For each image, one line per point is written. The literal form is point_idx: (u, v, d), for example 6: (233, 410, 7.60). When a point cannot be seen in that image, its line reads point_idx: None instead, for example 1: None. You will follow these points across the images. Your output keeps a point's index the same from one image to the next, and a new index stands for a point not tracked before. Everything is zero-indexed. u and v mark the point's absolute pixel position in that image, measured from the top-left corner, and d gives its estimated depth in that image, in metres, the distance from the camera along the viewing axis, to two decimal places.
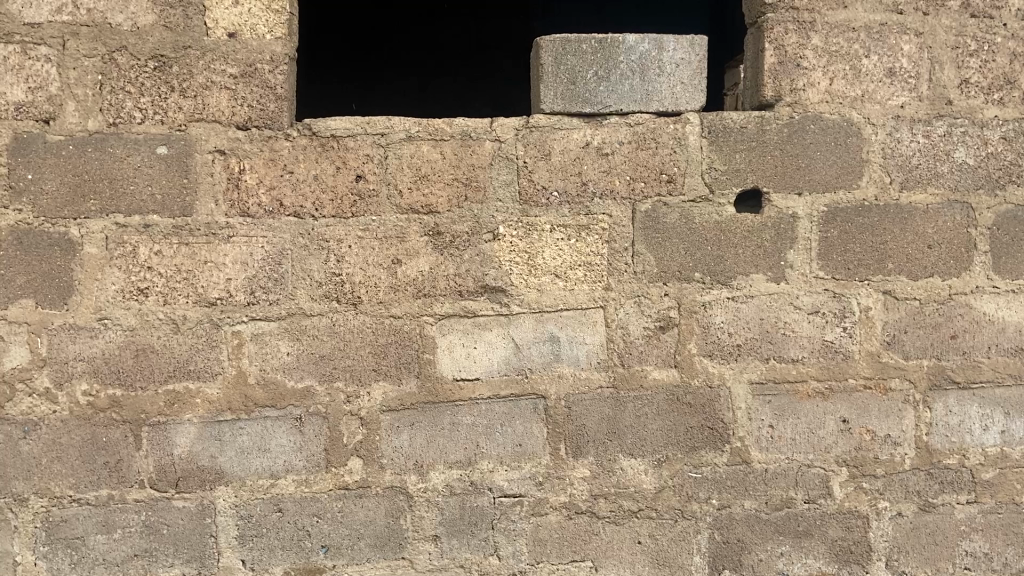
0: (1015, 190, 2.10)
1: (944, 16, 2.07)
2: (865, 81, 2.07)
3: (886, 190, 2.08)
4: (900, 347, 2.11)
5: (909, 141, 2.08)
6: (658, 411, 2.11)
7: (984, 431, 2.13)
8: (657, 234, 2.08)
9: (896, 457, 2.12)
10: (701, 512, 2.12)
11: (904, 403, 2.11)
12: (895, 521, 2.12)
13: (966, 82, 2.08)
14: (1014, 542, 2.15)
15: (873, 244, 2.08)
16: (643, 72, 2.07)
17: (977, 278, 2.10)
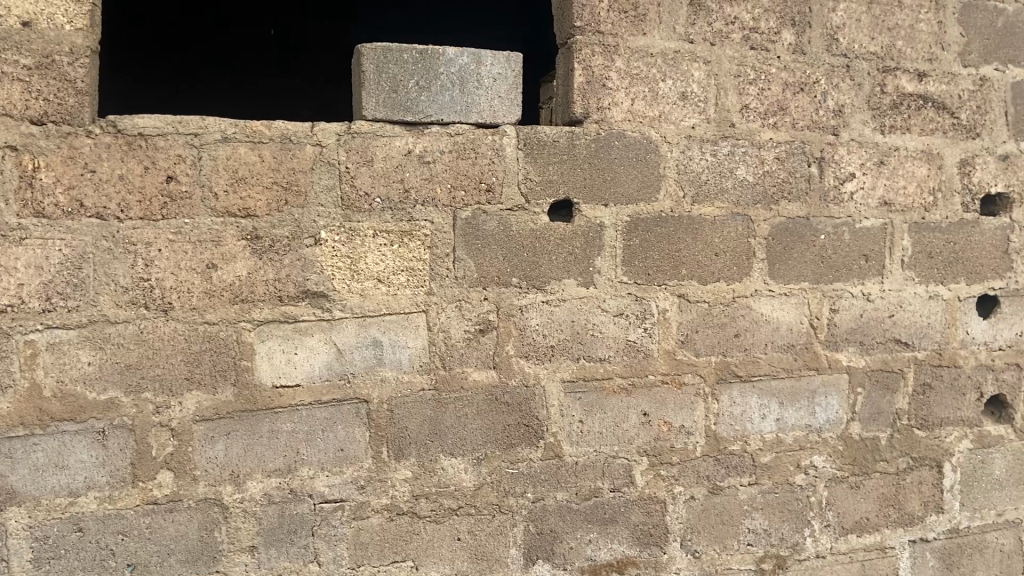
0: (787, 204, 2.31)
1: (728, 47, 2.27)
2: (661, 103, 2.26)
3: (680, 203, 2.28)
4: (692, 345, 2.30)
5: (699, 159, 2.28)
6: (477, 411, 2.19)
7: (762, 420, 2.34)
8: (476, 240, 2.16)
9: (689, 445, 2.31)
10: (517, 506, 2.22)
11: (696, 396, 2.31)
12: (688, 504, 2.31)
13: (746, 107, 2.29)
14: (789, 519, 2.36)
15: (669, 251, 2.28)
16: (462, 84, 2.15)
17: (755, 282, 2.32)
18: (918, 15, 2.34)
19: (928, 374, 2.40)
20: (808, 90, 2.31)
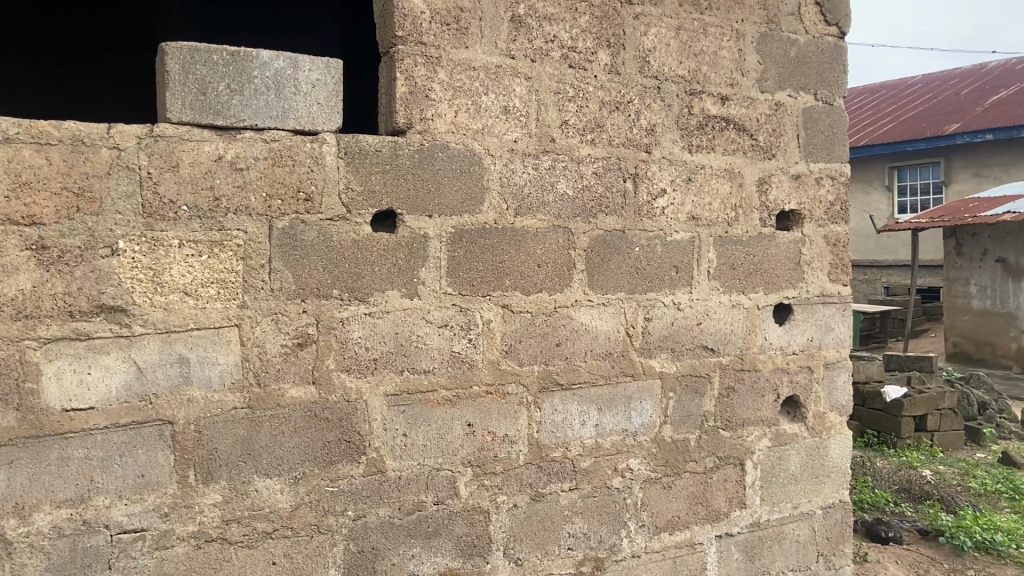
0: (604, 217, 2.39)
1: (548, 64, 2.33)
2: (484, 116, 2.27)
3: (503, 215, 2.29)
4: (516, 355, 2.31)
5: (521, 172, 2.31)
6: (295, 428, 2.10)
7: (581, 426, 2.37)
8: (294, 251, 2.08)
9: (513, 454, 2.30)
10: (337, 526, 2.13)
11: (519, 405, 2.31)
12: (510, 513, 2.29)
13: (565, 123, 2.35)
14: (607, 521, 2.38)
15: (492, 262, 2.29)
16: (278, 89, 2.08)
17: (575, 292, 2.37)
18: (721, 43, 2.50)
19: (732, 378, 2.54)
20: (623, 108, 2.40)
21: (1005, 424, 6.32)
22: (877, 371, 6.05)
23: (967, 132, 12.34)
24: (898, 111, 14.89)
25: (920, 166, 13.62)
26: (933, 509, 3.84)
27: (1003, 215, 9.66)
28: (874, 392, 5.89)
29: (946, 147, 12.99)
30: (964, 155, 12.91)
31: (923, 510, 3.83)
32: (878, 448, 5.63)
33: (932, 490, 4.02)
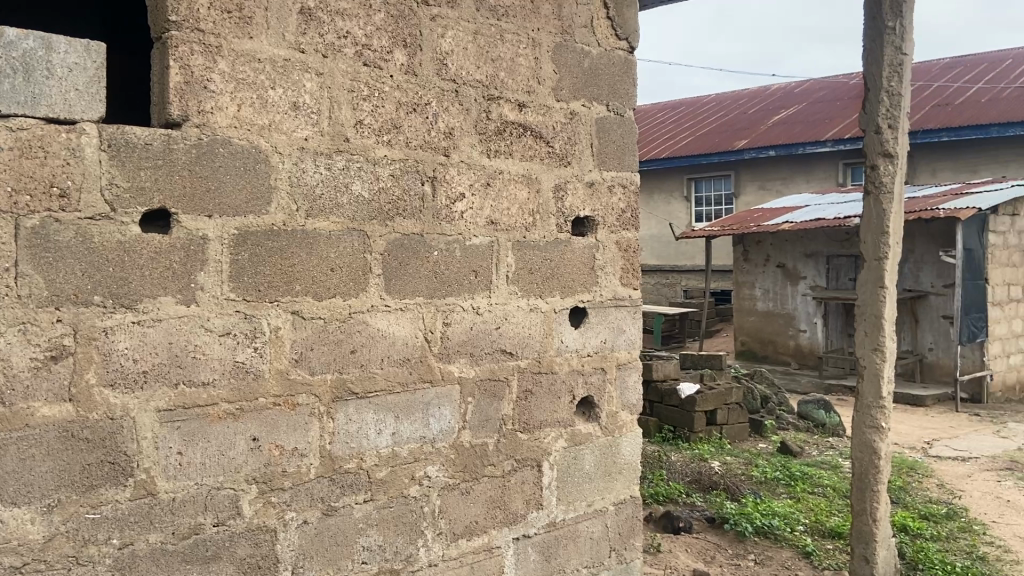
0: (401, 221, 2.32)
1: (341, 60, 2.21)
2: (271, 111, 2.11)
3: (293, 216, 2.14)
4: (307, 363, 2.17)
5: (313, 172, 2.17)
6: (48, 451, 1.82)
7: (377, 435, 2.29)
8: (46, 252, 1.82)
9: (302, 468, 2.17)
10: (99, 555, 1.88)
11: (310, 416, 2.18)
12: (299, 529, 2.15)
13: (360, 122, 2.25)
14: (403, 531, 2.32)
15: (281, 266, 2.13)
16: (27, 72, 1.81)
17: (371, 297, 2.27)
18: (518, 50, 2.53)
19: (529, 381, 2.57)
20: (420, 110, 2.35)
21: (783, 417, 6.88)
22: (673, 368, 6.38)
23: (752, 148, 13.44)
24: (695, 126, 15.96)
25: (716, 178, 14.66)
26: (719, 498, 4.13)
27: (782, 223, 10.53)
28: (671, 390, 6.19)
29: (736, 161, 14.09)
30: (751, 169, 14.10)
31: (710, 498, 4.12)
32: (673, 443, 5.93)
33: (718, 480, 4.31)
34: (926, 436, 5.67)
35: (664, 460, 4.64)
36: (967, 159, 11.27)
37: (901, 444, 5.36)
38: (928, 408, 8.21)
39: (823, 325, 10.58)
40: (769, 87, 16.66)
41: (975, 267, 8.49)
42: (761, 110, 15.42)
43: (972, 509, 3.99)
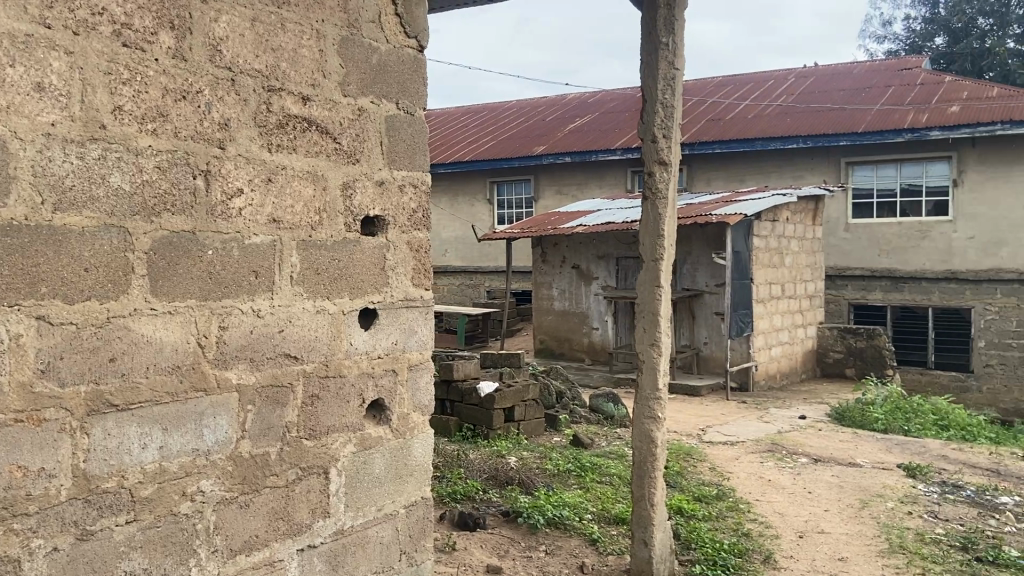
0: (169, 217, 2.11)
1: (95, 40, 1.95)
2: (8, 91, 1.80)
3: (37, 209, 1.85)
4: (55, 375, 1.88)
5: (61, 161, 1.89)
6: None
7: (143, 450, 2.06)
8: None
9: (51, 490, 1.88)
10: None
11: (60, 433, 1.89)
12: (49, 557, 1.87)
13: (119, 109, 2.00)
14: (172, 552, 2.11)
15: (23, 265, 1.83)
16: None
17: (134, 300, 2.03)
18: (300, 41, 2.42)
19: (315, 385, 2.47)
20: (191, 98, 2.16)
21: (576, 410, 7.13)
22: (472, 368, 6.39)
23: (550, 153, 13.93)
24: (496, 130, 16.28)
25: (517, 181, 15.04)
26: (514, 492, 4.19)
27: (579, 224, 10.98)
28: (470, 389, 6.17)
29: (535, 166, 14.54)
30: (549, 174, 14.63)
31: (506, 494, 4.17)
32: (472, 441, 5.92)
33: (514, 475, 4.38)
34: (700, 425, 6.13)
35: (462, 459, 4.65)
36: (738, 171, 12.44)
37: (679, 432, 5.77)
38: (702, 397, 8.94)
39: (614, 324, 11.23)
40: (565, 96, 17.39)
41: (743, 268, 9.39)
42: (559, 117, 16.05)
43: (738, 488, 4.39)
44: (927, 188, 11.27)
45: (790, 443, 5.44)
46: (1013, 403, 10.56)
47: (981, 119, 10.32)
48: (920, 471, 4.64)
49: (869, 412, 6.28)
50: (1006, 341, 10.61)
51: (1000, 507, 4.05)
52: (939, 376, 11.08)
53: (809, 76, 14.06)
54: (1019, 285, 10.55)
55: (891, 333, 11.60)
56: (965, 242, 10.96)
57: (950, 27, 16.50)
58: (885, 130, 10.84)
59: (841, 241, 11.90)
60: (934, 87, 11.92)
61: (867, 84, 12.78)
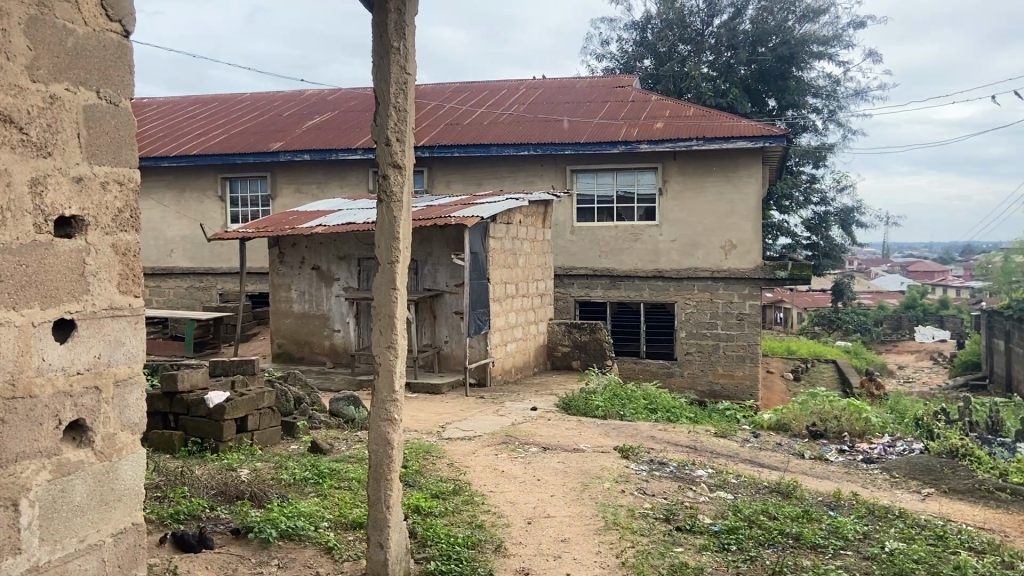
0: None
1: None
2: None
3: None
4: None
5: None
6: None
7: None
8: None
9: None
10: None
11: None
12: None
13: None
14: None
15: None
16: None
17: None
18: None
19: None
20: None
21: (316, 415, 6.16)
22: (200, 377, 5.26)
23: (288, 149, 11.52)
24: (230, 124, 13.23)
25: (253, 178, 12.23)
26: (245, 507, 3.87)
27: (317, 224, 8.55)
28: (195, 401, 5.08)
29: (273, 162, 11.90)
30: (286, 171, 12.02)
31: (236, 510, 3.84)
32: (197, 458, 4.90)
33: (246, 488, 4.05)
34: (440, 420, 5.49)
35: (187, 475, 4.23)
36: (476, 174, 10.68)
37: (421, 431, 5.10)
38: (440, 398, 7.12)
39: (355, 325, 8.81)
40: (302, 90, 14.76)
41: (480, 267, 7.56)
42: (295, 110, 13.61)
43: (472, 482, 3.96)
44: (639, 194, 10.27)
45: (521, 433, 5.06)
46: (709, 387, 9.85)
47: (680, 134, 9.65)
48: (632, 451, 4.59)
49: (590, 398, 6.37)
50: (701, 331, 9.89)
51: (697, 480, 4.12)
52: (649, 363, 10.14)
53: (541, 87, 12.68)
54: (711, 283, 9.88)
55: (610, 327, 10.47)
56: (669, 246, 10.09)
57: (656, 51, 14.99)
58: (602, 140, 9.82)
59: (568, 243, 10.47)
60: (642, 103, 11.04)
61: (586, 96, 11.73)
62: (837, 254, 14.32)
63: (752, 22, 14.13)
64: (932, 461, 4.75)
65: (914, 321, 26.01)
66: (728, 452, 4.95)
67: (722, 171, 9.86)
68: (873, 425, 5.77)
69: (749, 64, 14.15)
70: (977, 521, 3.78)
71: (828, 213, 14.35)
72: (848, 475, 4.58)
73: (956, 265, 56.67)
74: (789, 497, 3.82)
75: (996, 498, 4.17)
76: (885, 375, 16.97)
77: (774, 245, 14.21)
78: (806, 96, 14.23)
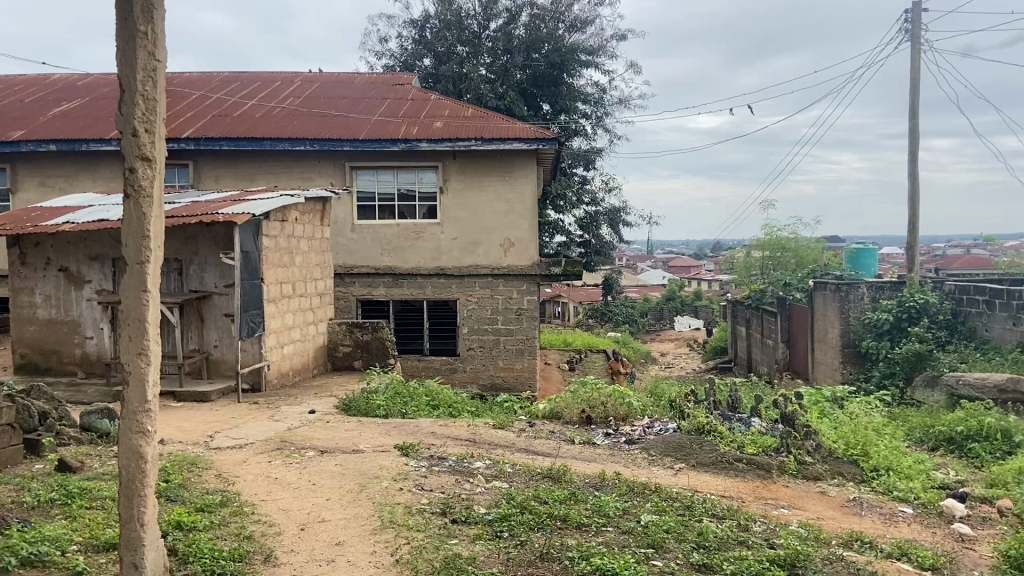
0: None
1: None
2: None
3: None
4: None
5: None
6: None
7: None
8: None
9: None
10: None
11: None
12: None
13: None
14: None
15: None
16: None
17: None
18: None
19: None
20: None
21: (63, 432, 5.51)
22: None
23: (30, 138, 10.27)
24: None
25: None
26: None
27: (65, 221, 7.72)
28: None
29: (12, 152, 10.57)
30: (30, 162, 10.74)
31: None
32: None
33: None
34: (207, 430, 5.14)
35: None
36: (246, 167, 9.55)
37: (182, 443, 4.73)
38: (212, 404, 6.59)
39: (111, 333, 8.00)
40: (47, 74, 13.23)
41: (251, 268, 6.92)
42: (39, 96, 12.14)
43: (242, 492, 3.79)
44: (420, 193, 9.63)
45: (298, 438, 4.91)
46: (491, 380, 9.47)
47: (460, 134, 9.13)
48: (411, 449, 4.63)
49: (371, 398, 6.32)
50: (483, 326, 9.47)
51: (474, 471, 4.25)
52: (434, 359, 9.62)
53: (314, 81, 11.53)
54: (492, 279, 9.48)
55: (393, 327, 9.76)
56: (451, 243, 9.57)
57: (434, 50, 14.62)
58: (382, 138, 9.10)
59: (348, 241, 9.62)
60: (422, 102, 10.45)
61: (366, 93, 10.92)
62: (605, 250, 15.30)
63: (526, 27, 13.98)
64: (683, 438, 5.22)
65: (674, 313, 29.98)
66: (506, 442, 5.14)
67: (500, 170, 9.46)
68: (635, 408, 6.19)
69: (525, 68, 14.06)
70: (719, 490, 4.30)
71: (597, 212, 15.17)
72: (613, 457, 4.93)
73: (706, 259, 64.24)
74: (560, 481, 4.05)
75: (735, 469, 4.76)
76: (646, 363, 18.90)
77: (551, 243, 14.82)
78: (578, 102, 14.44)
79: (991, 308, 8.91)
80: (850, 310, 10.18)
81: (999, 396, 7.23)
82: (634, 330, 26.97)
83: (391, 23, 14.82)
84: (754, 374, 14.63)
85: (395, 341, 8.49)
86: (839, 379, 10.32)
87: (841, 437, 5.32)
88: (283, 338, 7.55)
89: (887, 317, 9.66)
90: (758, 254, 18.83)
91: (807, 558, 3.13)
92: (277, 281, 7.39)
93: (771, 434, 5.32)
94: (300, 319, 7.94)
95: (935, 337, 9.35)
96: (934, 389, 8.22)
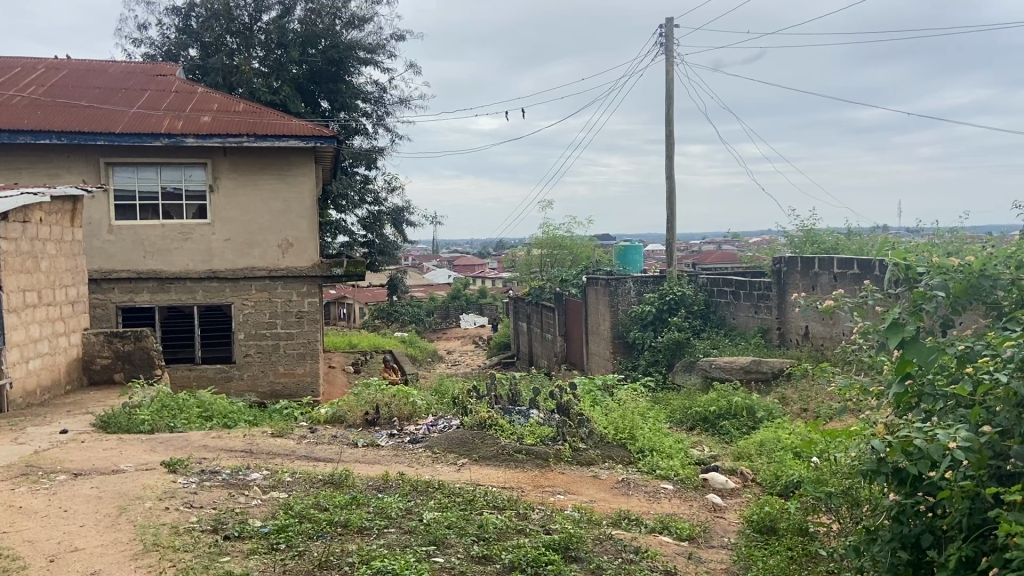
0: None
1: None
2: None
3: None
4: None
5: None
6: None
7: None
8: None
9: None
10: None
11: None
12: None
13: None
14: None
15: None
16: None
17: None
18: None
19: None
20: None
21: None
22: None
23: None
24: None
25: None
26: None
27: None
28: None
29: None
30: None
31: None
32: None
33: None
34: None
35: None
36: None
37: None
38: None
39: None
40: None
41: None
42: None
43: None
44: (188, 191, 9.04)
45: (47, 462, 4.44)
46: (270, 388, 9.14)
47: (230, 130, 8.71)
48: (180, 464, 4.34)
49: (134, 412, 5.85)
50: (261, 331, 9.11)
51: (250, 484, 4.07)
52: (207, 367, 9.06)
53: (62, 68, 10.47)
54: (269, 281, 9.17)
55: (159, 336, 9.09)
56: (223, 245, 9.10)
57: (202, 41, 13.79)
58: (142, 132, 8.45)
59: (105, 244, 8.83)
60: (188, 95, 9.86)
61: (122, 83, 10.09)
62: (390, 250, 15.28)
63: (301, 22, 13.63)
64: (467, 434, 5.34)
65: (459, 311, 30.77)
66: (285, 451, 4.98)
67: (276, 168, 9.15)
68: (419, 407, 6.27)
69: (300, 64, 13.70)
70: (500, 481, 4.46)
71: (380, 212, 15.10)
72: (397, 457, 4.94)
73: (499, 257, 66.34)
74: (341, 486, 4.00)
75: (515, 459, 4.97)
76: (434, 361, 19.26)
77: (333, 243, 14.55)
78: (357, 100, 14.37)
79: (737, 298, 9.96)
80: (619, 304, 10.87)
81: (744, 377, 8.09)
82: (421, 327, 27.85)
83: (151, 8, 13.79)
84: (535, 368, 15.37)
85: (162, 351, 7.93)
86: (610, 368, 11.01)
87: (611, 424, 5.67)
88: (29, 352, 6.79)
89: (650, 310, 10.47)
90: (537, 252, 19.40)
91: (579, 540, 3.33)
92: (18, 289, 6.65)
93: (548, 424, 5.58)
94: (49, 331, 7.18)
95: (692, 326, 10.26)
96: (691, 373, 8.99)
